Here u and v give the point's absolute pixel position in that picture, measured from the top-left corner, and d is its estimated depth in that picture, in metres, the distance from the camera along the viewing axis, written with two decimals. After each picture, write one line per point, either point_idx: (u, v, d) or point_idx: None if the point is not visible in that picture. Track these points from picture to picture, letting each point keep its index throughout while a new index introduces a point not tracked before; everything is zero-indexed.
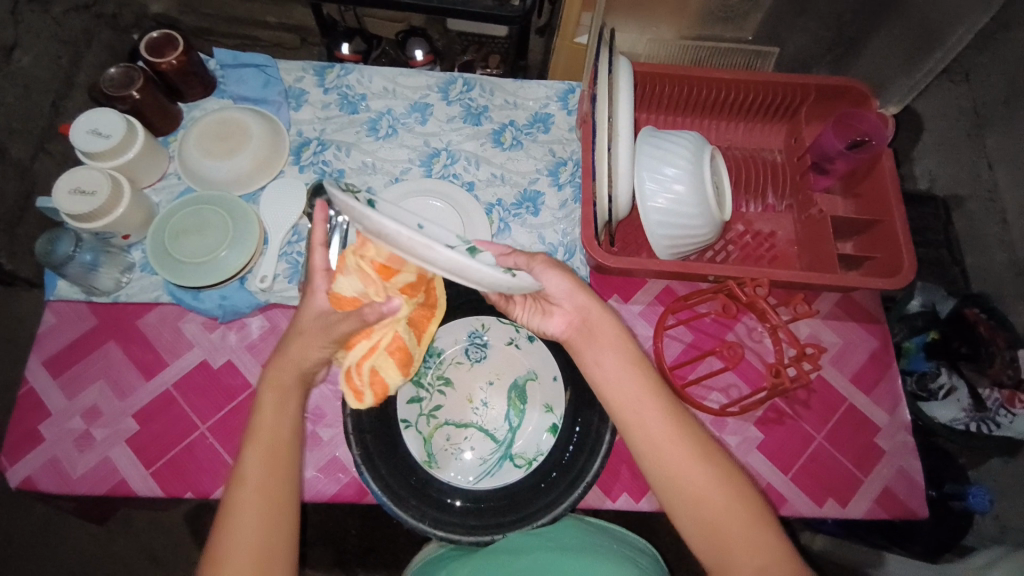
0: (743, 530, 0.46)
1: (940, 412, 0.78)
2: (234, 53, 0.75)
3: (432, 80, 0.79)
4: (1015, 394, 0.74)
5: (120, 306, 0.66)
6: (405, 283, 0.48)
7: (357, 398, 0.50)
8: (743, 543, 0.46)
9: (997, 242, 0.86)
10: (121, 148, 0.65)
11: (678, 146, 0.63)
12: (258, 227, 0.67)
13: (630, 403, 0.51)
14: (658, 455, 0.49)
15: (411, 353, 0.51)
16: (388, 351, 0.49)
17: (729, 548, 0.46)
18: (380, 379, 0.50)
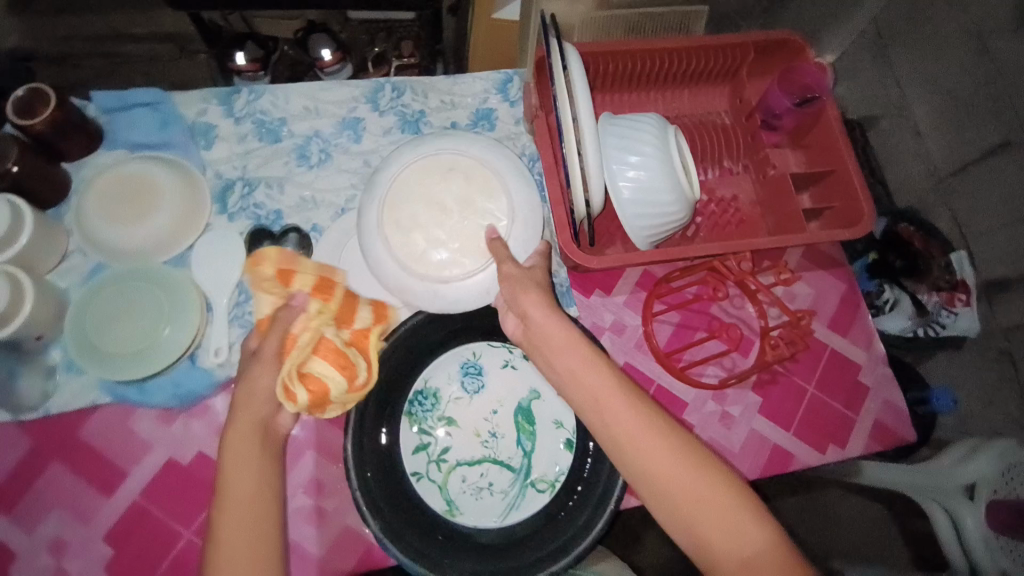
0: (700, 486, 0.45)
1: (888, 325, 0.78)
2: (119, 95, 0.65)
3: (357, 91, 0.72)
4: (954, 294, 0.73)
5: (54, 419, 0.56)
6: (308, 283, 0.57)
7: (293, 399, 0.51)
8: (722, 531, 0.44)
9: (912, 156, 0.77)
10: (9, 236, 0.54)
11: (642, 130, 0.60)
12: (198, 294, 0.59)
13: (590, 401, 0.50)
14: (610, 427, 0.48)
15: (344, 353, 0.53)
16: (316, 351, 0.53)
17: (692, 506, 0.45)
18: (314, 377, 0.52)
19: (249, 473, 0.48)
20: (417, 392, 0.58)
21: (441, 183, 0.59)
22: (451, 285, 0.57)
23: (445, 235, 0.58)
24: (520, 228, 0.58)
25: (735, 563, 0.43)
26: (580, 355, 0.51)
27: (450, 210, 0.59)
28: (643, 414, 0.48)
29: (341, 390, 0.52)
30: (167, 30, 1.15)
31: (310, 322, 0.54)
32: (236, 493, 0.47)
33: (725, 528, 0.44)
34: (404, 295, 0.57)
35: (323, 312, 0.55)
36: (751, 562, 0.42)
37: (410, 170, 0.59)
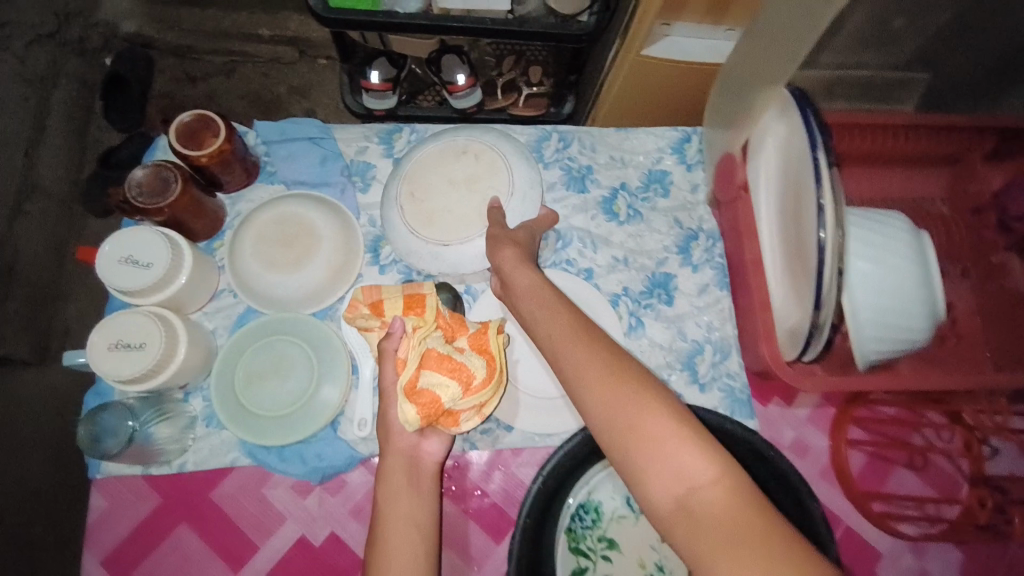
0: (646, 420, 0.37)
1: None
2: (281, 125, 0.61)
3: (522, 138, 0.66)
4: None
5: (186, 476, 0.51)
6: (398, 307, 0.51)
7: (413, 418, 0.46)
8: (660, 468, 0.36)
9: None
10: (171, 274, 0.50)
11: (888, 233, 0.49)
12: (346, 355, 0.53)
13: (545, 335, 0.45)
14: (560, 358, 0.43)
15: (451, 358, 0.48)
16: (419, 360, 0.48)
17: (642, 444, 0.37)
18: (426, 392, 0.47)
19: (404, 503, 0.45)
20: (579, 504, 0.51)
21: (447, 160, 0.57)
22: (452, 250, 0.55)
23: (451, 205, 0.56)
24: (518, 202, 0.56)
25: (671, 506, 0.35)
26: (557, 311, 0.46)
27: (456, 184, 0.57)
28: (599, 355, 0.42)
29: (456, 396, 0.47)
30: (291, 32, 1.08)
31: (412, 339, 0.49)
32: (394, 528, 0.44)
33: (666, 463, 0.36)
34: (411, 259, 0.56)
35: (425, 330, 0.50)
36: (688, 504, 0.34)
37: (423, 149, 0.58)
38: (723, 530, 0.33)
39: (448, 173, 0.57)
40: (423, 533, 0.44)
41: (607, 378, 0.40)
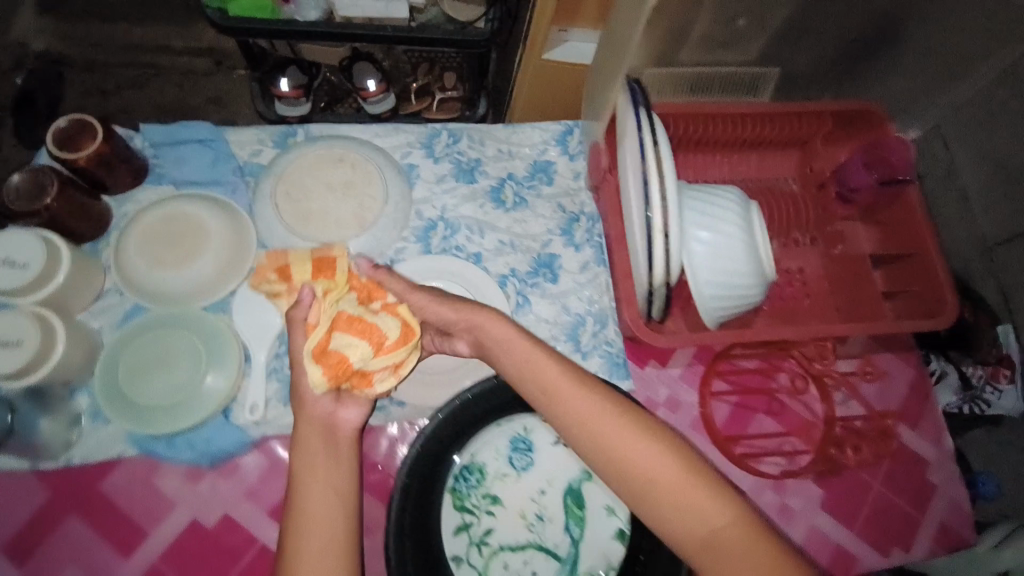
0: (620, 433, 0.45)
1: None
2: (170, 129, 0.62)
3: (413, 136, 0.69)
4: (999, 369, 0.69)
5: (74, 470, 0.53)
6: (308, 271, 0.53)
7: (317, 378, 0.47)
8: (684, 515, 0.42)
9: (957, 217, 0.75)
10: (48, 273, 0.51)
11: (723, 206, 0.56)
12: (237, 345, 0.56)
13: (554, 388, 0.47)
14: (529, 376, 0.47)
15: (363, 318, 0.48)
16: (332, 322, 0.49)
17: (621, 460, 0.44)
18: (336, 352, 0.47)
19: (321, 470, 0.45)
20: (463, 466, 0.55)
21: (326, 166, 0.64)
22: (328, 246, 0.61)
23: (327, 206, 0.63)
24: (390, 210, 0.64)
25: (697, 543, 0.42)
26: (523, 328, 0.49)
27: (333, 188, 0.63)
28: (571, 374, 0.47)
29: (367, 356, 0.48)
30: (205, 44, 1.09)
31: (318, 305, 0.51)
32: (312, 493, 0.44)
33: (693, 513, 0.42)
34: (285, 253, 0.61)
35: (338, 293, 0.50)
36: (713, 535, 0.42)
37: (300, 155, 0.64)
38: (740, 560, 0.40)
39: (325, 179, 0.64)
40: (342, 498, 0.44)
41: (582, 396, 0.46)
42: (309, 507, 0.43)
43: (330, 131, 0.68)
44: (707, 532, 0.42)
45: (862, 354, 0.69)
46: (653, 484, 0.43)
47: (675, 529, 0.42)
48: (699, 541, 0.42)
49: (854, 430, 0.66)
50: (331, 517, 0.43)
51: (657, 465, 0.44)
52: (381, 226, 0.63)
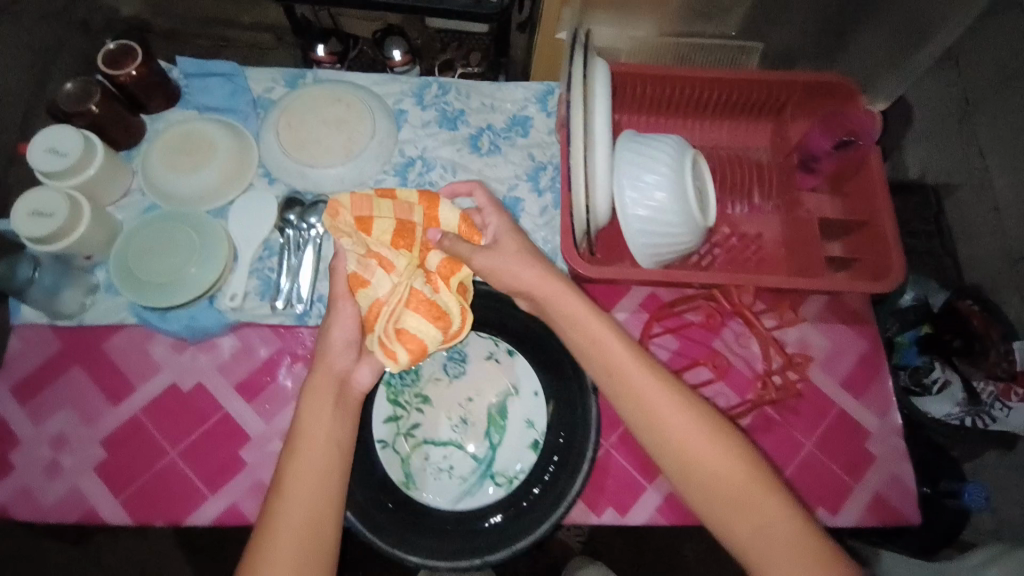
0: (696, 433, 0.50)
1: (932, 406, 0.79)
2: (198, 62, 0.73)
3: (406, 86, 0.77)
4: (1010, 386, 0.75)
5: (84, 329, 0.64)
6: (382, 231, 0.59)
7: (392, 358, 0.56)
8: (743, 512, 0.48)
9: (988, 230, 0.91)
10: (81, 165, 0.62)
11: (658, 151, 0.61)
12: (227, 245, 0.65)
13: (631, 380, 0.53)
14: (616, 377, 0.53)
15: (438, 305, 0.58)
16: (411, 305, 0.58)
17: (693, 455, 0.50)
18: (410, 336, 0.57)
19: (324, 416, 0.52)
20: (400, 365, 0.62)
21: (325, 103, 0.72)
22: (317, 169, 0.69)
23: (321, 137, 0.71)
24: (375, 144, 0.71)
25: (752, 539, 0.47)
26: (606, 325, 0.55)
27: (329, 123, 0.71)
28: (654, 378, 0.53)
29: (436, 341, 0.58)
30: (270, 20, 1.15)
31: (368, 255, 0.59)
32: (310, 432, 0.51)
33: (750, 512, 0.48)
34: (279, 172, 0.70)
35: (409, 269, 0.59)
36: (765, 535, 0.47)
37: (304, 93, 0.73)
38: (796, 555, 0.46)
39: (322, 114, 0.71)
40: (337, 441, 0.51)
41: (661, 393, 0.52)
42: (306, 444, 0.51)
43: (337, 76, 0.76)
44: (760, 524, 0.47)
45: (813, 322, 0.70)
46: (718, 477, 0.49)
47: (730, 523, 0.48)
48: (750, 530, 0.47)
49: (793, 391, 0.67)
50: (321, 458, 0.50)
51: (735, 464, 0.49)
52: (365, 158, 0.71)
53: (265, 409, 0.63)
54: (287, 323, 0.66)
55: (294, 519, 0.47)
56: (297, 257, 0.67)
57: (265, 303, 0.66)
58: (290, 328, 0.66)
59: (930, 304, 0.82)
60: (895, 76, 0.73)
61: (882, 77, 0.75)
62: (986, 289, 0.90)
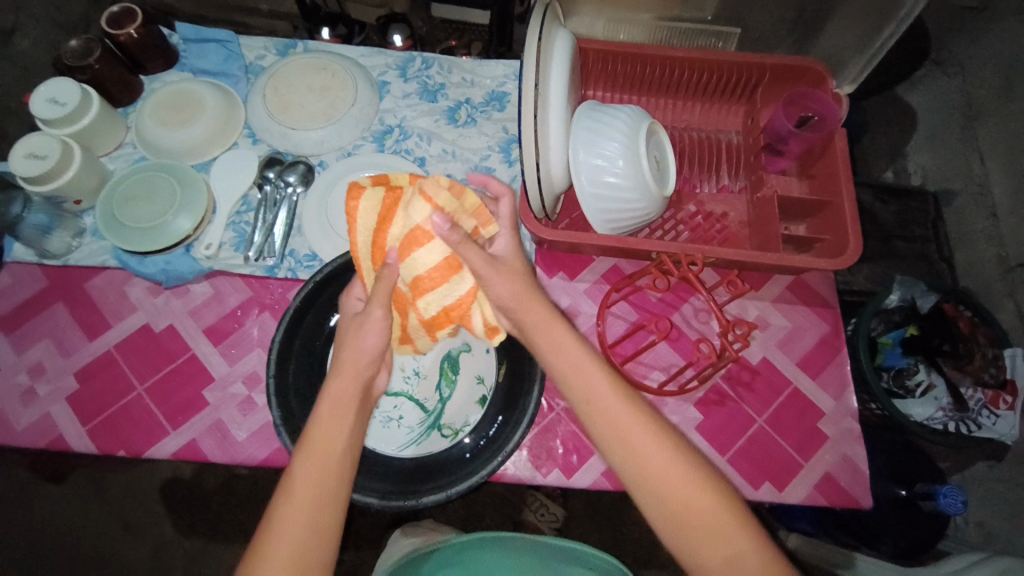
0: (661, 455, 0.45)
1: (917, 409, 0.74)
2: (196, 28, 0.77)
3: (391, 59, 0.80)
4: (998, 394, 0.73)
5: (70, 268, 0.68)
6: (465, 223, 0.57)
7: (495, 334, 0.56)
8: (708, 541, 0.42)
9: (985, 237, 0.88)
10: (77, 115, 0.67)
11: (615, 119, 0.62)
12: (207, 195, 0.68)
13: (590, 389, 0.48)
14: (585, 391, 0.48)
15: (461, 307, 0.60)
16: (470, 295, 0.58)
17: (657, 479, 0.44)
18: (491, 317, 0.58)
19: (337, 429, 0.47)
20: None
21: (310, 70, 0.75)
22: (298, 132, 0.73)
23: (304, 102, 0.74)
24: (355, 111, 0.75)
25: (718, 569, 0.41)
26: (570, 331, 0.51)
27: (313, 89, 0.75)
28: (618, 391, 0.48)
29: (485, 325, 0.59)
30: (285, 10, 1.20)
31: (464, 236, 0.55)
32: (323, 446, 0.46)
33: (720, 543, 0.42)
34: (262, 133, 0.73)
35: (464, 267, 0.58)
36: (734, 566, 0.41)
37: (291, 61, 0.76)
38: None
39: (306, 80, 0.75)
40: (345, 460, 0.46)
41: (622, 404, 0.47)
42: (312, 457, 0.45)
43: (325, 47, 0.79)
44: (729, 556, 0.41)
45: (774, 303, 0.70)
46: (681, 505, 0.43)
47: (697, 555, 0.42)
48: (719, 564, 0.42)
49: (747, 368, 0.68)
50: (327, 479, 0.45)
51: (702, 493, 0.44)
52: (346, 123, 0.74)
53: (231, 353, 0.66)
54: (258, 274, 0.69)
55: (293, 531, 0.42)
56: (273, 213, 0.70)
57: (239, 253, 0.69)
58: (261, 279, 0.69)
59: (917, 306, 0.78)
60: (861, 57, 0.75)
61: (850, 58, 0.76)
62: (981, 295, 0.88)
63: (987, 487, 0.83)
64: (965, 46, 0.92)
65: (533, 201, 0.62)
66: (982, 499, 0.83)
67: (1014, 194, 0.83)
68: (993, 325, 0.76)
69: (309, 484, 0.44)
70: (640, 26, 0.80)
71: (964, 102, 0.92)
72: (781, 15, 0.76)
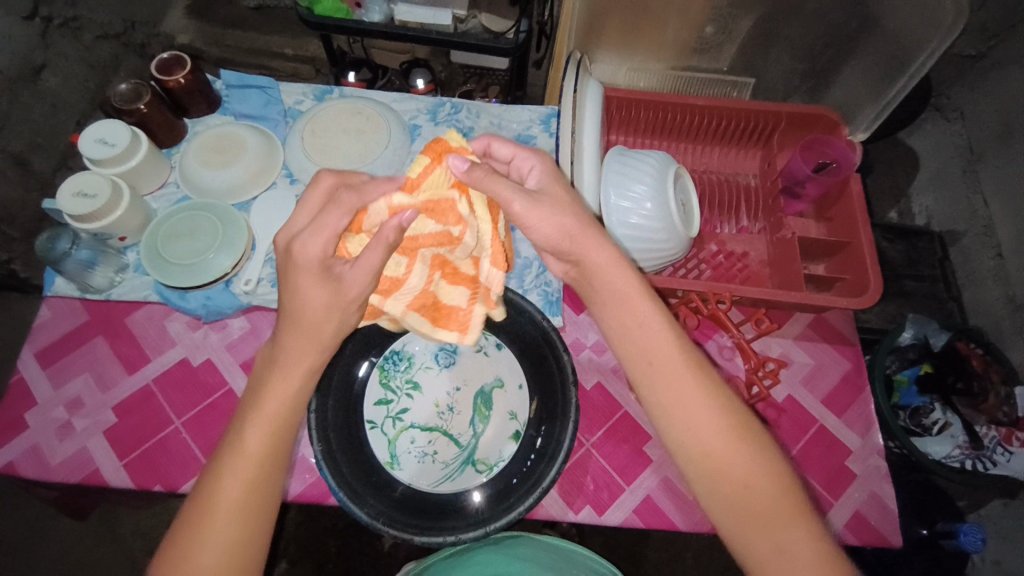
0: (733, 456, 0.45)
1: (934, 447, 0.74)
2: (239, 75, 0.81)
3: (422, 104, 0.84)
4: (1012, 431, 0.73)
5: (111, 303, 0.70)
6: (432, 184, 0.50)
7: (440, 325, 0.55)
8: (763, 525, 0.43)
9: (992, 276, 0.90)
10: (124, 156, 0.70)
11: (643, 164, 0.66)
12: (247, 233, 0.70)
13: (656, 361, 0.47)
14: (671, 403, 0.46)
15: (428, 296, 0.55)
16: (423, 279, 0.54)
17: (737, 488, 0.44)
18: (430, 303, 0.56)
19: (271, 427, 0.46)
20: (393, 352, 0.66)
21: (347, 115, 0.79)
22: (333, 173, 0.76)
23: (340, 144, 0.77)
24: (389, 153, 0.77)
25: (769, 550, 0.43)
26: (659, 328, 0.48)
27: (349, 132, 0.78)
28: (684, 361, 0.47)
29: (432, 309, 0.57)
30: (309, 53, 1.24)
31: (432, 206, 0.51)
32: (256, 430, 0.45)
33: (775, 530, 0.43)
34: (300, 173, 0.76)
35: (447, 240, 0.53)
36: (786, 553, 0.42)
37: (330, 105, 0.79)
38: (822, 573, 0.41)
39: (343, 124, 0.78)
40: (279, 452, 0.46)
41: (693, 380, 0.46)
42: (240, 456, 0.45)
43: (361, 94, 0.83)
44: (783, 544, 0.42)
45: (797, 341, 0.72)
46: (760, 518, 0.43)
47: (749, 537, 0.43)
48: (770, 550, 0.43)
49: (774, 405, 0.69)
50: (255, 476, 0.44)
51: (784, 505, 0.44)
52: (379, 163, 0.77)
53: None
54: None
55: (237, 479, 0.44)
56: None
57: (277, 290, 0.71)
58: None
59: (931, 345, 0.79)
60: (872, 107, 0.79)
61: (863, 108, 0.79)
62: (990, 332, 0.90)
63: (1004, 526, 0.83)
64: (966, 94, 0.97)
65: None
66: (1001, 539, 0.83)
67: (1020, 234, 0.86)
68: (1005, 362, 0.77)
69: (239, 488, 0.44)
70: (662, 75, 0.85)
71: (966, 145, 0.97)
72: (793, 66, 0.82)
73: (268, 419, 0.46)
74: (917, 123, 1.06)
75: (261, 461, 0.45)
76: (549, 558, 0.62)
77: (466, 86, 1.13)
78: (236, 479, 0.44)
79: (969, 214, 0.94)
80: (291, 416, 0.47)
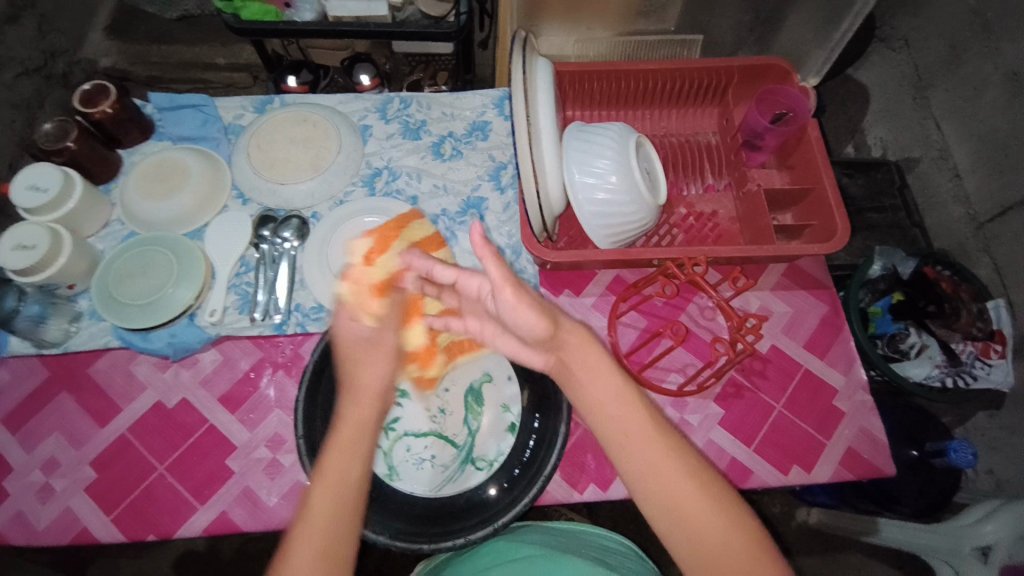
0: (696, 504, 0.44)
1: (915, 371, 0.77)
2: (169, 95, 0.77)
3: (369, 103, 0.80)
4: (989, 345, 0.77)
5: (71, 355, 0.67)
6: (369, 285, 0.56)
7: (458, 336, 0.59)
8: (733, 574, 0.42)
9: (951, 198, 0.92)
10: (59, 200, 0.66)
11: (603, 137, 0.65)
12: (203, 261, 0.67)
13: (619, 434, 0.47)
14: (645, 477, 0.45)
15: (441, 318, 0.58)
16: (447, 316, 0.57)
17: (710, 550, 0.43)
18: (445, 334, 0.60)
19: (337, 484, 0.45)
20: None
21: (292, 124, 0.75)
22: (287, 187, 0.73)
23: (289, 156, 0.74)
24: (342, 159, 0.74)
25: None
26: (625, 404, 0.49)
27: (297, 142, 0.74)
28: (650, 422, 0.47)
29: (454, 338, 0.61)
30: (244, 60, 1.18)
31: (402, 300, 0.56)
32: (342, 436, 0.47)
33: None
34: (251, 193, 0.73)
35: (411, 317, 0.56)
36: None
37: (271, 117, 0.76)
38: None
39: (288, 134, 0.75)
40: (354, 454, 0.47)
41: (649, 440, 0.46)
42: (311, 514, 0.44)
43: (305, 99, 0.79)
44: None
45: (773, 291, 0.73)
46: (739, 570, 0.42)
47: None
48: None
49: (758, 358, 0.70)
50: (340, 484, 0.45)
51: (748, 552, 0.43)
52: (334, 172, 0.74)
53: (250, 418, 0.65)
54: (266, 334, 0.68)
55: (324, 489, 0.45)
56: (273, 270, 0.70)
57: (245, 316, 0.68)
58: (269, 337, 0.69)
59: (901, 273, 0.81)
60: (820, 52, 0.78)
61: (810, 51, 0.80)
62: (955, 253, 0.92)
63: (988, 436, 0.87)
64: (909, 20, 0.98)
65: (535, 222, 0.63)
66: (990, 448, 0.87)
67: (975, 154, 0.87)
68: (973, 282, 0.79)
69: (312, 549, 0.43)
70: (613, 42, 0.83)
71: (912, 72, 0.98)
72: (739, 17, 0.81)
73: (334, 481, 0.45)
74: (864, 56, 1.08)
75: (328, 520, 0.44)
76: (561, 536, 0.63)
77: (413, 75, 1.09)
78: (312, 534, 0.43)
79: (923, 140, 0.95)
80: (347, 497, 0.45)
